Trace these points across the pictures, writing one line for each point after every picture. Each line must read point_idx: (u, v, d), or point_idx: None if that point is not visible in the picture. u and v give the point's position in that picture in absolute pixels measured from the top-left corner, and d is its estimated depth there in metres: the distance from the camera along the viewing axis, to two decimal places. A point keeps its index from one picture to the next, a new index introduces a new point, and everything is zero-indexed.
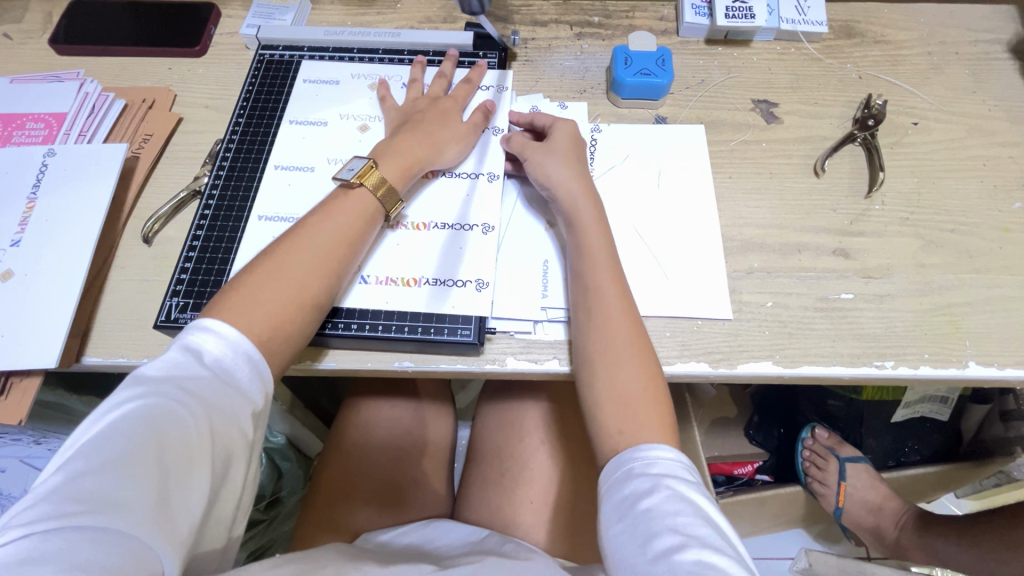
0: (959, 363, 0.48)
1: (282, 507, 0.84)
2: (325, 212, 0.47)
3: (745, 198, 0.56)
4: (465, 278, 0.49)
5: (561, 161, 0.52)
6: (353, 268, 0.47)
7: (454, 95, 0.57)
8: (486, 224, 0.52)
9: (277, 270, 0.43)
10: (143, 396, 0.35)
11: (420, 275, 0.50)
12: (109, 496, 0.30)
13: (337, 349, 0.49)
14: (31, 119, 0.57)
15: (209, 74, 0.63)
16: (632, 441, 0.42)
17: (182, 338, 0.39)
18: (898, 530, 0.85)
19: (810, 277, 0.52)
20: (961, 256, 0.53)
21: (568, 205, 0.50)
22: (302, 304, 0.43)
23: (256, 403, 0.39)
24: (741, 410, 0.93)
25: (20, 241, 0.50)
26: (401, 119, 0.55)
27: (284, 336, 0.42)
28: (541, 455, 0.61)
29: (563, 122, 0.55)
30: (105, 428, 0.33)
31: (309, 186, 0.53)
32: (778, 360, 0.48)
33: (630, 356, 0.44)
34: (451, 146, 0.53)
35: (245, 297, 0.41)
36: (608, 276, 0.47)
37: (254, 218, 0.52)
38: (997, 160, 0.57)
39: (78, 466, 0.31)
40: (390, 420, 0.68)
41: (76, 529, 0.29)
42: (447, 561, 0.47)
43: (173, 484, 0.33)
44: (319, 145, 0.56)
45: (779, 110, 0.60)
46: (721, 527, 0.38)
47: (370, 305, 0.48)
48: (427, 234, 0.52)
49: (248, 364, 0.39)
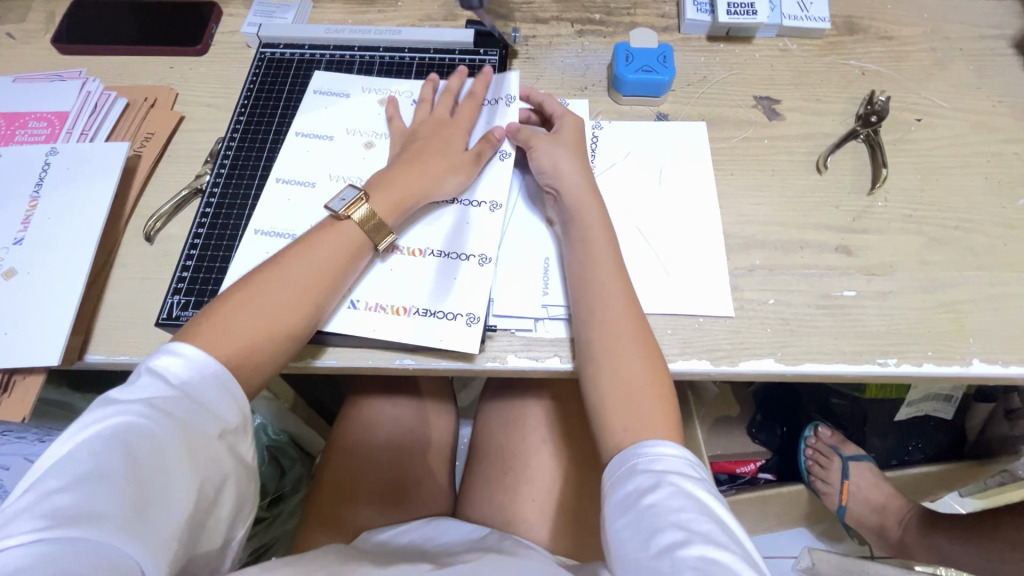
0: (963, 360, 0.48)
1: (285, 505, 0.83)
2: (308, 241, 0.46)
3: (747, 195, 0.55)
4: (456, 311, 0.48)
5: (565, 154, 0.52)
6: (335, 301, 0.47)
7: (460, 117, 0.55)
8: (482, 255, 0.50)
9: (250, 299, 0.43)
10: (112, 417, 0.36)
11: (410, 303, 0.49)
12: (82, 509, 0.31)
13: (337, 347, 0.49)
14: (34, 117, 0.57)
15: (210, 72, 0.63)
16: (636, 437, 0.41)
17: (152, 358, 0.40)
18: (902, 529, 0.85)
19: (813, 274, 0.52)
20: (964, 253, 0.52)
21: (572, 199, 0.50)
22: (275, 335, 0.43)
23: (230, 416, 0.39)
24: (743, 409, 0.91)
25: (23, 239, 0.50)
26: (404, 144, 0.54)
27: (255, 365, 0.42)
28: (542, 453, 0.61)
29: (572, 116, 0.54)
30: (76, 447, 0.34)
31: (309, 204, 0.52)
32: (780, 357, 0.48)
33: (634, 353, 0.44)
34: (450, 176, 0.52)
35: (217, 327, 0.41)
36: (611, 271, 0.47)
37: (249, 232, 0.51)
38: (1002, 156, 0.57)
39: (49, 484, 0.32)
40: (392, 418, 0.68)
41: (53, 542, 0.29)
42: (447, 559, 0.47)
43: (147, 497, 0.33)
44: (322, 160, 0.55)
45: (781, 107, 0.60)
46: (724, 522, 0.38)
47: (357, 333, 0.48)
48: (422, 261, 0.50)
49: (220, 377, 0.39)
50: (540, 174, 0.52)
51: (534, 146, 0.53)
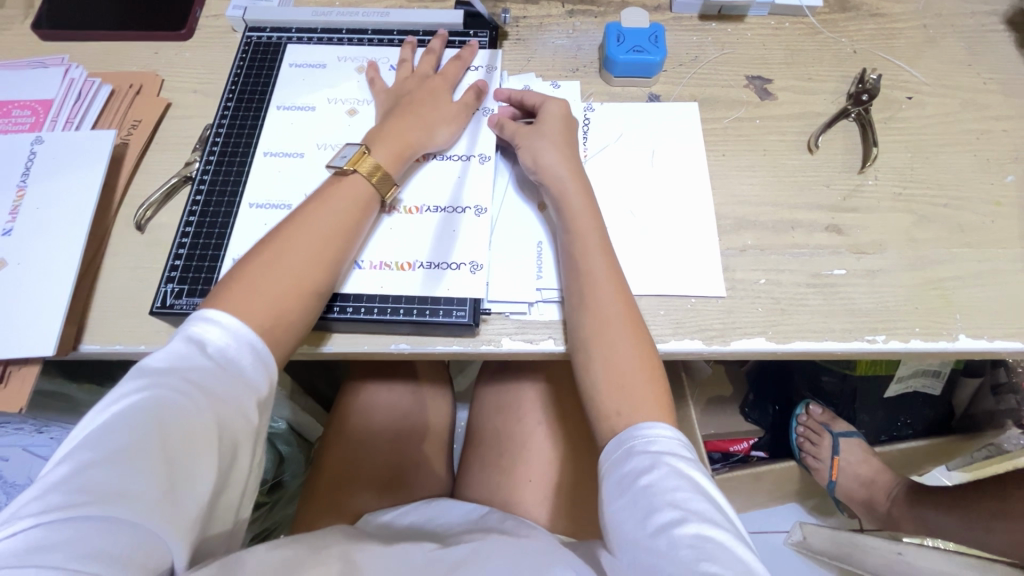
0: (950, 336, 0.49)
1: (285, 491, 0.84)
2: (322, 199, 0.47)
3: (740, 176, 0.55)
4: (460, 261, 0.50)
5: (549, 144, 0.51)
6: (351, 257, 0.48)
7: (444, 74, 0.57)
8: (478, 206, 0.52)
9: (274, 259, 0.43)
10: (146, 388, 0.36)
11: (413, 259, 0.50)
12: (114, 487, 0.31)
13: (338, 333, 0.49)
14: (18, 106, 0.56)
15: (196, 57, 0.62)
16: (628, 421, 0.42)
17: (183, 329, 0.40)
18: (889, 502, 0.86)
19: (803, 253, 0.52)
20: (953, 230, 0.53)
21: (558, 191, 0.50)
22: (302, 294, 0.43)
23: (261, 391, 0.40)
24: (737, 389, 0.96)
25: (12, 229, 0.50)
26: (392, 102, 0.54)
27: (288, 324, 0.43)
28: (538, 434, 0.62)
29: (554, 102, 0.54)
30: (110, 420, 0.34)
31: (299, 173, 0.53)
32: (771, 336, 0.49)
33: (624, 338, 0.44)
34: (445, 130, 0.53)
35: (244, 286, 0.42)
36: (598, 258, 0.47)
37: (245, 205, 0.52)
38: (991, 134, 0.57)
39: (84, 456, 0.32)
40: (389, 403, 0.69)
41: (83, 519, 0.30)
42: (450, 539, 0.48)
43: (177, 471, 0.33)
44: (307, 130, 0.55)
45: (773, 87, 0.60)
46: (717, 500, 0.39)
47: (366, 291, 0.48)
48: (420, 217, 0.52)
49: (255, 353, 0.40)
50: (526, 166, 0.52)
51: (517, 139, 0.53)
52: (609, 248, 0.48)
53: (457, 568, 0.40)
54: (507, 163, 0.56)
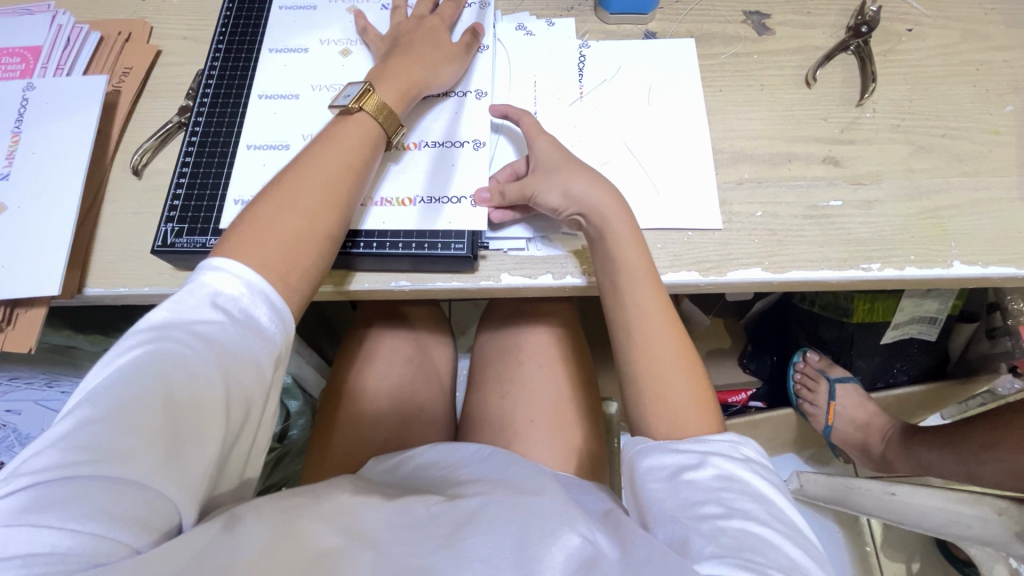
0: (944, 263, 0.49)
1: (294, 444, 0.86)
2: (330, 140, 0.47)
3: (737, 110, 0.55)
4: (458, 195, 0.50)
5: (569, 175, 0.47)
6: (360, 199, 0.48)
7: (439, 14, 0.55)
8: (477, 141, 0.52)
9: (285, 202, 0.44)
10: (149, 342, 0.36)
11: (413, 195, 0.50)
12: (115, 446, 0.32)
13: (353, 272, 0.50)
14: (6, 53, 0.55)
15: (184, 4, 0.61)
16: (654, 376, 0.44)
17: (190, 281, 0.40)
18: (884, 445, 0.88)
19: (800, 186, 0.52)
20: (950, 160, 0.53)
21: (599, 226, 0.46)
22: (316, 239, 0.44)
23: (274, 344, 0.40)
24: (736, 341, 1.04)
25: (9, 174, 0.50)
26: (389, 45, 0.53)
27: (303, 270, 0.43)
28: (538, 376, 0.64)
29: (540, 139, 0.50)
30: (115, 375, 0.35)
31: (296, 115, 0.53)
32: (767, 266, 0.49)
33: (648, 293, 0.45)
34: (446, 69, 0.52)
35: (257, 230, 0.42)
36: (636, 257, 0.46)
37: (243, 147, 0.51)
38: (991, 64, 0.57)
39: (86, 413, 0.33)
40: (393, 350, 0.70)
41: (83, 479, 0.30)
42: (454, 483, 0.45)
43: (184, 428, 0.34)
44: (300, 72, 0.55)
45: (771, 22, 0.59)
46: (770, 502, 0.38)
47: (370, 227, 0.49)
48: (418, 153, 0.52)
49: (265, 301, 0.40)
50: (563, 206, 0.47)
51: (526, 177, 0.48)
52: (642, 240, 0.47)
53: (474, 520, 0.36)
54: (523, 224, 0.51)
